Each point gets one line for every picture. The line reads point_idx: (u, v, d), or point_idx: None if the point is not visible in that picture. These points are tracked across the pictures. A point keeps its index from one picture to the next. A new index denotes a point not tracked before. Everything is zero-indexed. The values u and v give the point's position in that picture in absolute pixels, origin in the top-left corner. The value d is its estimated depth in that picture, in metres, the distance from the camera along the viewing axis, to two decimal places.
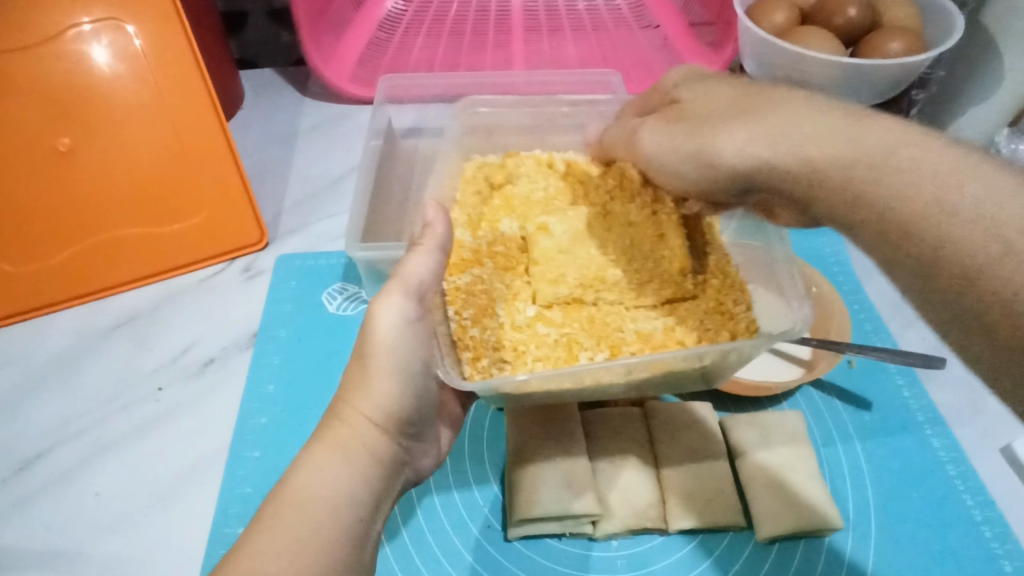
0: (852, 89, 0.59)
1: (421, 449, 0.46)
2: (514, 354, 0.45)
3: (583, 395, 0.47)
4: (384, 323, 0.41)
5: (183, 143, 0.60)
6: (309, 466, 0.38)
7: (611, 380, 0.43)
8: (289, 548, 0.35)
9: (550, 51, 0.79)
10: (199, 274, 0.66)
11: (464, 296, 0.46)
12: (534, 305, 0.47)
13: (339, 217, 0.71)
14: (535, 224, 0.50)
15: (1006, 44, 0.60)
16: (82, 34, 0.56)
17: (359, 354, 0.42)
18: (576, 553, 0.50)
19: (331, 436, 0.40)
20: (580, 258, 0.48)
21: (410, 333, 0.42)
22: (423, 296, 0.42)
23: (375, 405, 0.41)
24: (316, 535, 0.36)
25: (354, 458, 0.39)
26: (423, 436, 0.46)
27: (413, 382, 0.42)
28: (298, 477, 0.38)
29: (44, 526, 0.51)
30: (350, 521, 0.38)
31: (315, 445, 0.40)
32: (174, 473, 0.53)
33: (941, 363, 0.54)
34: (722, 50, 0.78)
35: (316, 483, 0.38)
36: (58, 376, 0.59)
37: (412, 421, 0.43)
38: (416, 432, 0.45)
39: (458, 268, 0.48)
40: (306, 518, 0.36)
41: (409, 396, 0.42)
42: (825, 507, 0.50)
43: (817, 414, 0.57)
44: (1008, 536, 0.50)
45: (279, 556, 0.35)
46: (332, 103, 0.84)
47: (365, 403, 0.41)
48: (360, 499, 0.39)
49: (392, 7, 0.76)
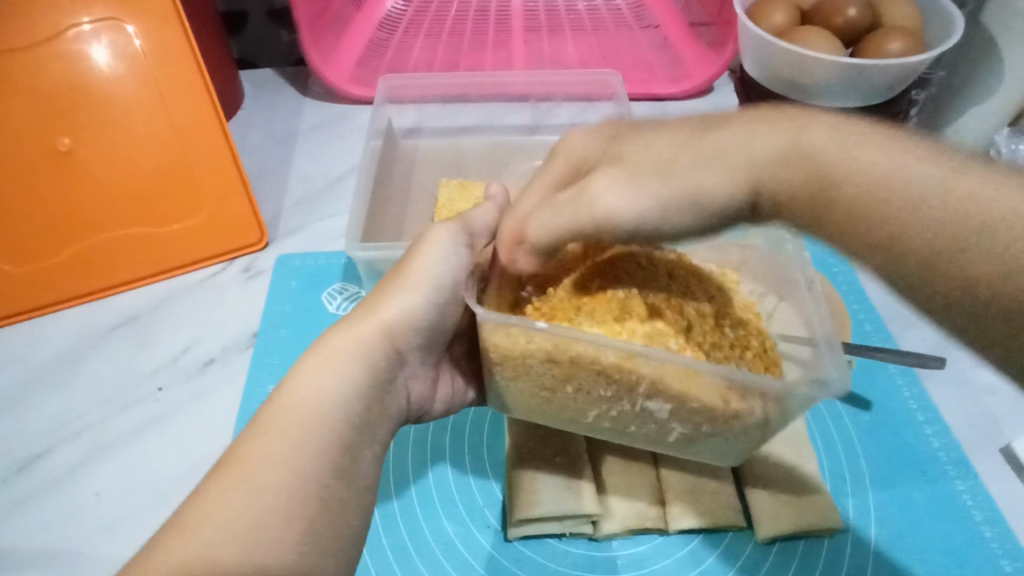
0: (854, 90, 0.59)
1: (413, 372, 0.45)
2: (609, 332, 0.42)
3: (598, 402, 0.42)
4: (435, 248, 0.43)
5: (184, 140, 0.60)
6: (308, 372, 0.38)
7: (630, 378, 0.39)
8: (274, 459, 0.34)
9: (550, 51, 0.79)
10: (199, 274, 0.66)
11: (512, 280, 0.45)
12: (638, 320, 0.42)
13: (339, 217, 0.71)
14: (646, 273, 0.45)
15: (1004, 46, 0.60)
16: (81, 34, 0.56)
17: (397, 274, 0.44)
18: (576, 553, 0.50)
19: (326, 347, 0.40)
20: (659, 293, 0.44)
21: (454, 263, 0.43)
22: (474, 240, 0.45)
23: (396, 313, 0.42)
24: (305, 440, 0.35)
25: (350, 365, 0.39)
26: (422, 357, 0.45)
27: (440, 300, 0.43)
28: (295, 379, 0.38)
29: (44, 525, 0.51)
30: (341, 431, 0.37)
31: (314, 353, 0.39)
32: (173, 471, 0.53)
33: (942, 363, 0.54)
34: (722, 51, 0.78)
35: (312, 388, 0.37)
36: (59, 376, 0.59)
37: (418, 342, 0.44)
38: (417, 353, 0.44)
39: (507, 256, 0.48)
40: (296, 421, 0.36)
41: (425, 316, 0.43)
42: (827, 506, 0.50)
43: (817, 414, 0.57)
44: (1009, 537, 0.50)
45: (268, 469, 0.33)
46: (331, 103, 0.83)
47: (386, 310, 0.42)
48: (352, 409, 0.38)
49: (392, 7, 0.76)
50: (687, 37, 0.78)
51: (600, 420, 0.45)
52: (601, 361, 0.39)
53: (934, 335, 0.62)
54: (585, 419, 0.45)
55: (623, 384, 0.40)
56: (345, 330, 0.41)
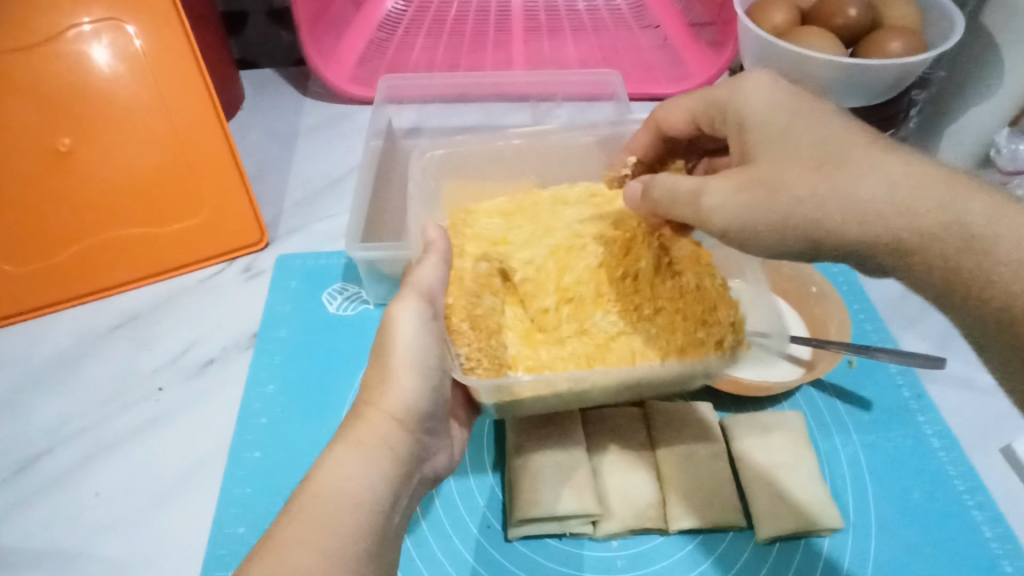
0: (850, 89, 0.60)
1: (434, 446, 0.45)
2: (532, 328, 0.48)
3: (585, 399, 0.48)
4: (405, 324, 0.42)
5: (184, 143, 0.60)
6: (329, 468, 0.37)
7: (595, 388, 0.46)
8: (307, 540, 0.34)
9: (550, 51, 0.79)
10: (200, 274, 0.66)
11: (468, 296, 0.47)
12: (543, 335, 0.48)
13: (339, 217, 0.71)
14: (540, 287, 0.49)
15: (1004, 46, 0.60)
16: (82, 34, 0.56)
17: (378, 357, 0.42)
18: (576, 553, 0.50)
19: (351, 438, 0.39)
20: (555, 280, 0.49)
21: (425, 336, 0.42)
22: (437, 303, 0.44)
23: (396, 402, 0.41)
24: (334, 523, 0.35)
25: (374, 459, 0.38)
26: (436, 431, 0.45)
27: (433, 376, 0.42)
28: (320, 471, 0.37)
29: (45, 526, 0.51)
30: (369, 518, 0.36)
31: (336, 447, 0.39)
32: (174, 472, 0.53)
33: (942, 363, 0.54)
34: (722, 51, 0.76)
35: (338, 484, 0.36)
36: (60, 375, 0.59)
37: (427, 419, 0.43)
38: (430, 429, 0.44)
39: (456, 295, 0.46)
40: (328, 510, 0.35)
41: (424, 395, 0.42)
42: (826, 507, 0.50)
43: (816, 414, 0.57)
44: (1009, 536, 0.50)
45: (300, 545, 0.33)
46: (332, 103, 0.83)
47: (384, 399, 0.41)
48: (382, 494, 0.38)
49: (392, 7, 0.77)
50: (687, 37, 0.78)
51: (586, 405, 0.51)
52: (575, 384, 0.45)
53: (934, 334, 0.62)
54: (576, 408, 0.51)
55: (598, 391, 0.47)
56: (356, 427, 0.40)
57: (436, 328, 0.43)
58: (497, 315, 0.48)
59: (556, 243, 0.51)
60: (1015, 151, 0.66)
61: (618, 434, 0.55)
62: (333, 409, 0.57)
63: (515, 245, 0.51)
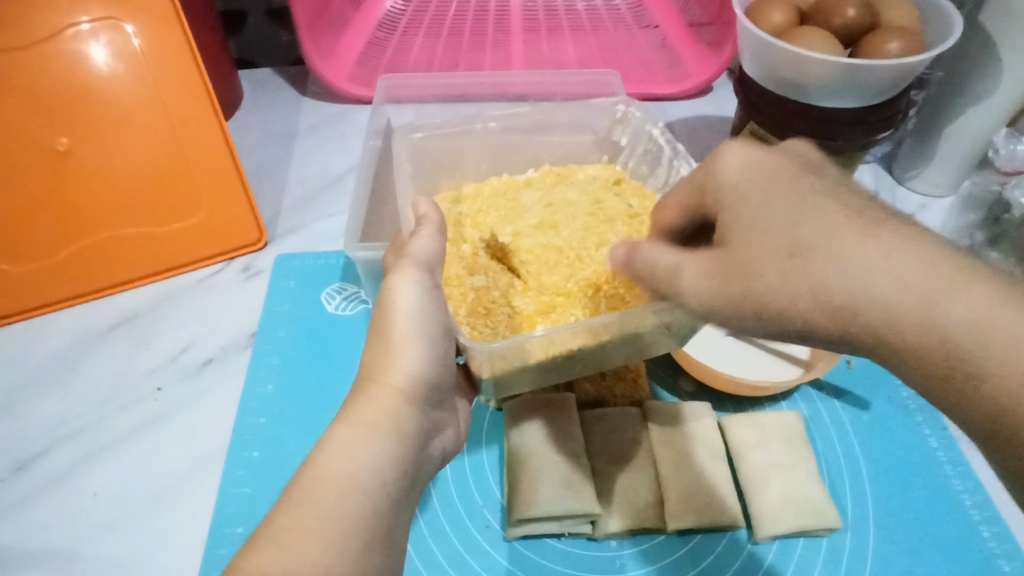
0: (850, 90, 0.59)
1: (441, 422, 0.45)
2: (522, 297, 0.50)
3: (576, 366, 0.49)
4: (403, 294, 0.42)
5: (183, 141, 0.60)
6: (334, 448, 0.37)
7: (584, 347, 0.45)
8: (308, 531, 0.34)
9: (550, 51, 0.79)
10: (198, 274, 0.66)
11: (457, 280, 0.50)
12: (530, 304, 0.49)
13: (338, 217, 0.71)
14: (525, 248, 0.51)
15: (1004, 46, 0.60)
16: (80, 34, 0.56)
17: (378, 332, 0.42)
18: (575, 553, 0.50)
19: (354, 414, 0.39)
20: (547, 239, 0.51)
21: (426, 304, 0.42)
22: (435, 274, 0.45)
23: (402, 375, 0.41)
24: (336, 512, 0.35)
25: (378, 433, 0.39)
26: (444, 406, 0.45)
27: (436, 346, 0.42)
28: (323, 455, 0.37)
29: (43, 526, 0.51)
30: (377, 499, 0.36)
31: (341, 425, 0.38)
32: (173, 472, 0.53)
33: None
34: (722, 51, 0.78)
35: (340, 460, 0.37)
36: (57, 376, 0.59)
37: (433, 394, 0.43)
38: (436, 404, 0.44)
39: (454, 272, 0.50)
40: (334, 494, 0.35)
41: (429, 369, 0.42)
42: (825, 506, 0.50)
43: (816, 414, 0.57)
44: (1007, 536, 0.50)
45: (299, 541, 0.33)
46: (331, 103, 0.84)
47: (389, 373, 0.41)
48: (389, 476, 0.38)
49: (392, 7, 0.76)
50: (686, 37, 0.79)
51: (581, 372, 0.51)
52: (561, 340, 0.43)
53: None
54: (569, 375, 0.51)
55: (588, 351, 0.46)
56: (363, 402, 0.40)
57: (435, 298, 0.43)
58: (485, 289, 0.50)
59: (540, 218, 0.52)
60: (1013, 151, 0.68)
61: (616, 433, 0.54)
62: (333, 404, 0.57)
63: (497, 223, 0.52)
